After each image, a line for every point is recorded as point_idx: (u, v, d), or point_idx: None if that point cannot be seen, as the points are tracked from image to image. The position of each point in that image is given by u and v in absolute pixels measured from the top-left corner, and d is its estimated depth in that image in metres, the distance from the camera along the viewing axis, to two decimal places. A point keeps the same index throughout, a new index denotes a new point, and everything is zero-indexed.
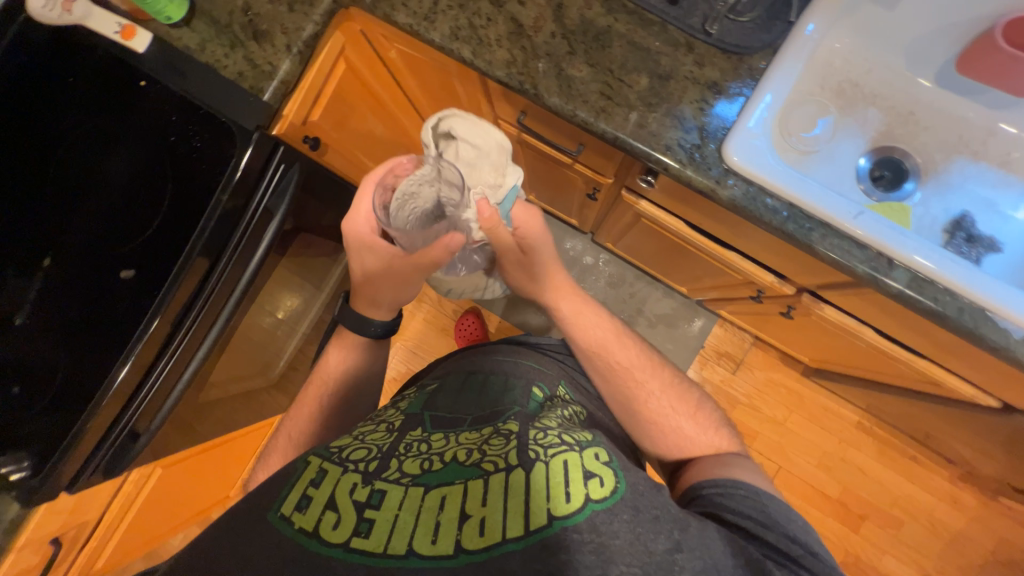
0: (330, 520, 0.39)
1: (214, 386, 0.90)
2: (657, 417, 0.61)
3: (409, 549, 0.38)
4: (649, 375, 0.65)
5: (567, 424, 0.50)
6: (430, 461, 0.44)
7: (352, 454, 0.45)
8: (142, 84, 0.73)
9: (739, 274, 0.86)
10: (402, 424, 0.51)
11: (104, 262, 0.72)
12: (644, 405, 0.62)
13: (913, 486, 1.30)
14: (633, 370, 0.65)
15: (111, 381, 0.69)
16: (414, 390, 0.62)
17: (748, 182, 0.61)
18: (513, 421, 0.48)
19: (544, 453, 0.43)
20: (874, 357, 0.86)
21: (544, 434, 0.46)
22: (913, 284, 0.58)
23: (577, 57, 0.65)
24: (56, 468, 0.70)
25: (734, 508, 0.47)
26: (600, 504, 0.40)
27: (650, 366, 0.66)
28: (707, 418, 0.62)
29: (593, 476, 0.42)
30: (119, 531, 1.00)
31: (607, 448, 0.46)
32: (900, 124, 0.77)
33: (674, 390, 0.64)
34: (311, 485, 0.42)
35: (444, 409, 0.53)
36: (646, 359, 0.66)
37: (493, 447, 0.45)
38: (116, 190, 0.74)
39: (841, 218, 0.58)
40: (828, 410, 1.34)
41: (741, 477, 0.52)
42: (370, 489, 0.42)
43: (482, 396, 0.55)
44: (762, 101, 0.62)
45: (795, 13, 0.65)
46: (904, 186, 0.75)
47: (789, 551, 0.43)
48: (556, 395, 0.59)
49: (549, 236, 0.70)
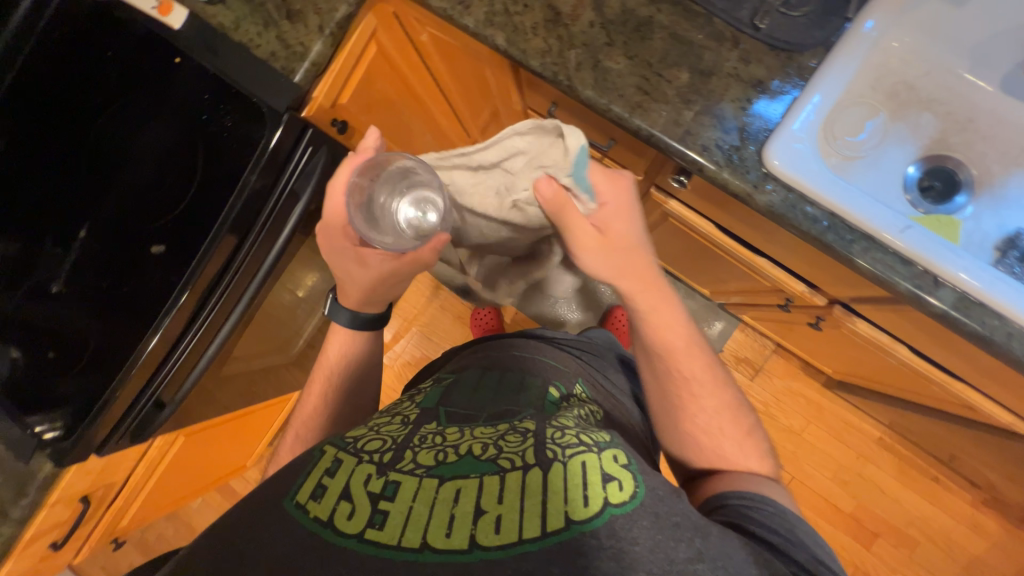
0: (345, 510, 0.40)
1: (237, 362, 0.92)
2: (697, 434, 0.59)
3: (423, 543, 0.38)
4: (709, 393, 0.59)
5: (584, 423, 0.49)
6: (444, 454, 0.44)
7: (367, 445, 0.46)
8: (176, 60, 0.73)
9: (769, 281, 0.83)
10: (417, 417, 0.51)
11: (135, 236, 0.74)
12: (690, 418, 0.59)
13: (933, 507, 1.26)
14: (693, 384, 0.59)
15: (140, 352, 0.71)
16: (429, 383, 0.61)
17: (788, 189, 0.58)
18: (530, 420, 0.48)
19: (562, 453, 0.43)
20: (904, 375, 0.82)
21: (561, 433, 0.45)
22: (960, 305, 0.55)
23: (615, 48, 0.63)
24: (86, 432, 0.73)
25: (761, 522, 0.46)
26: (618, 509, 0.39)
27: (713, 385, 0.60)
28: (752, 444, 0.58)
29: (611, 479, 0.41)
30: (143, 493, 1.05)
31: (626, 450, 0.45)
32: (955, 132, 0.72)
33: (728, 413, 0.59)
34: (326, 474, 0.42)
35: (459, 404, 0.53)
36: (711, 375, 0.60)
37: (509, 444, 0.44)
38: (148, 165, 0.74)
39: (885, 231, 0.55)
40: (849, 424, 1.30)
41: (771, 494, 0.50)
42: (385, 480, 0.42)
43: (499, 393, 0.55)
44: (809, 102, 0.58)
45: (853, 10, 0.61)
46: (955, 199, 0.71)
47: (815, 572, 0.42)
48: (573, 394, 0.58)
49: (638, 223, 0.62)
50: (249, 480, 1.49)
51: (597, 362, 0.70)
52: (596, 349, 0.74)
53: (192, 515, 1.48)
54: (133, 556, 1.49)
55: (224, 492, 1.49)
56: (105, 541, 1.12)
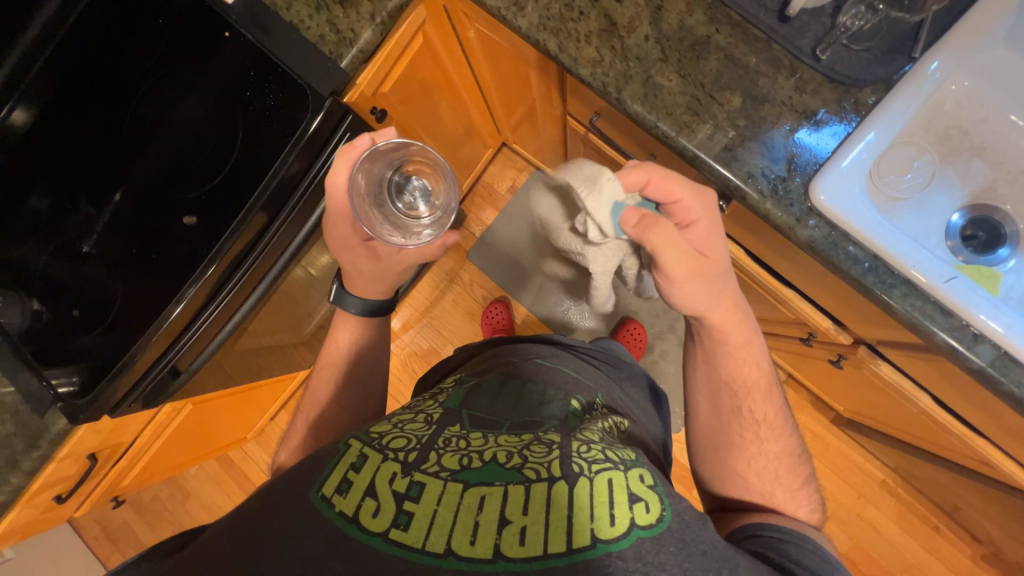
0: (370, 507, 0.40)
1: (251, 336, 0.93)
2: (753, 475, 0.60)
3: (447, 549, 0.38)
4: (774, 437, 0.61)
5: (608, 438, 0.49)
6: (469, 458, 0.44)
7: (392, 442, 0.45)
8: (226, 35, 0.73)
9: (793, 313, 0.81)
10: (439, 418, 0.51)
11: (168, 205, 0.74)
12: (746, 459, 0.61)
13: (929, 556, 1.24)
14: (763, 426, 0.61)
15: (163, 319, 0.72)
16: (452, 383, 0.61)
17: (831, 226, 0.57)
18: (555, 432, 0.48)
19: (588, 468, 0.42)
20: (922, 422, 0.81)
21: (587, 447, 0.45)
22: (997, 363, 0.54)
23: (669, 65, 0.62)
24: (101, 393, 0.74)
25: (799, 558, 0.48)
26: (644, 531, 0.39)
27: (779, 429, 0.62)
28: (799, 489, 0.59)
29: (638, 499, 0.41)
30: (147, 455, 1.06)
31: (651, 471, 0.45)
32: (1006, 182, 0.70)
33: (786, 459, 0.61)
34: (352, 468, 0.43)
35: (482, 409, 0.53)
36: (779, 418, 0.62)
37: (534, 455, 0.44)
38: (187, 135, 0.75)
39: (931, 281, 0.54)
40: (853, 462, 1.28)
41: (810, 536, 0.52)
42: (409, 480, 0.41)
43: (522, 402, 0.54)
44: (862, 140, 0.57)
45: (920, 50, 0.60)
46: (998, 251, 0.69)
47: None
48: (595, 406, 0.57)
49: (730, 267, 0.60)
50: (247, 452, 1.50)
51: (617, 375, 0.69)
52: (616, 361, 0.72)
53: (188, 480, 1.50)
54: (127, 513, 1.51)
55: (221, 461, 1.51)
56: (105, 498, 1.14)
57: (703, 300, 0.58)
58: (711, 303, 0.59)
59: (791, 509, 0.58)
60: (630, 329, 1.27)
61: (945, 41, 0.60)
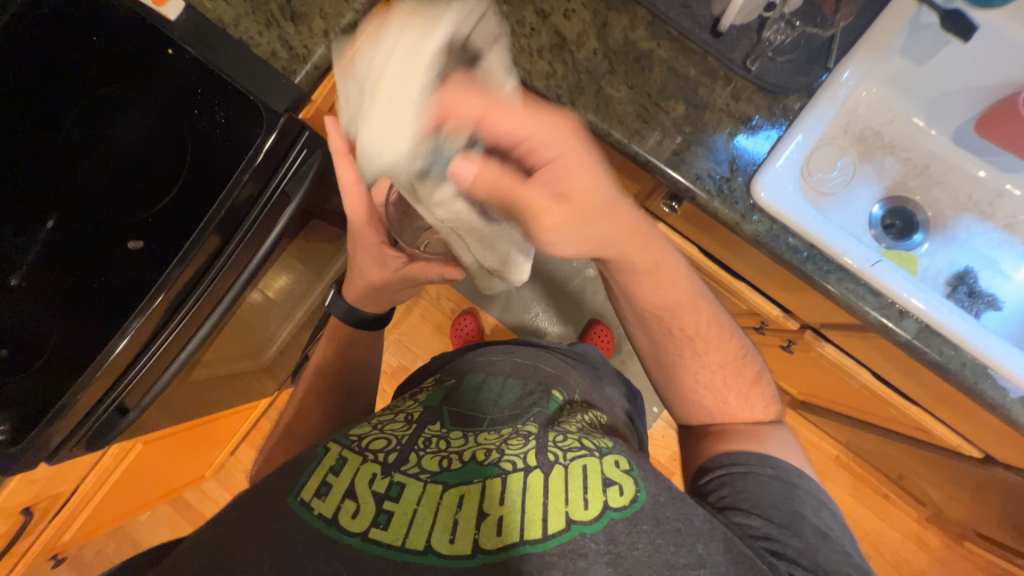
0: (350, 508, 0.40)
1: (207, 367, 0.88)
2: (705, 390, 0.63)
3: (427, 546, 0.38)
4: (714, 347, 0.62)
5: (586, 429, 0.51)
6: (448, 460, 0.44)
7: (371, 444, 0.45)
8: (169, 51, 0.69)
9: (745, 303, 0.87)
10: (419, 416, 0.51)
11: (111, 230, 0.70)
12: (695, 375, 0.63)
13: (882, 523, 1.34)
14: (700, 344, 0.62)
15: (106, 354, 0.67)
16: (432, 383, 0.61)
17: (772, 220, 0.62)
18: (533, 424, 0.50)
19: (563, 456, 0.44)
20: (864, 397, 0.88)
21: (563, 437, 0.47)
22: (921, 334, 0.60)
23: (617, 77, 0.66)
24: (32, 440, 0.67)
25: (753, 489, 0.52)
26: (618, 513, 0.41)
27: (719, 338, 0.63)
28: (757, 392, 0.63)
29: (612, 483, 0.42)
30: (90, 505, 0.97)
31: (627, 456, 0.46)
32: (914, 176, 0.79)
33: (732, 363, 0.63)
34: (331, 472, 0.42)
35: (460, 406, 0.53)
36: (715, 328, 0.63)
37: (512, 448, 0.46)
38: (131, 157, 0.71)
39: (860, 264, 0.60)
40: (809, 441, 1.37)
41: (768, 457, 0.56)
42: (389, 481, 0.42)
43: (502, 397, 0.56)
44: (793, 141, 0.63)
45: (833, 61, 0.67)
46: (912, 238, 0.78)
47: (802, 528, 0.49)
48: (573, 399, 0.59)
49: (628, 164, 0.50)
50: (205, 493, 1.40)
51: (593, 372, 0.70)
52: (587, 358, 0.74)
53: (139, 529, 1.38)
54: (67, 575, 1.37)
55: (176, 505, 1.40)
56: (42, 558, 1.03)
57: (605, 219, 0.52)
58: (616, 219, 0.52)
59: (747, 410, 0.62)
60: (597, 330, 1.31)
61: (856, 53, 0.66)
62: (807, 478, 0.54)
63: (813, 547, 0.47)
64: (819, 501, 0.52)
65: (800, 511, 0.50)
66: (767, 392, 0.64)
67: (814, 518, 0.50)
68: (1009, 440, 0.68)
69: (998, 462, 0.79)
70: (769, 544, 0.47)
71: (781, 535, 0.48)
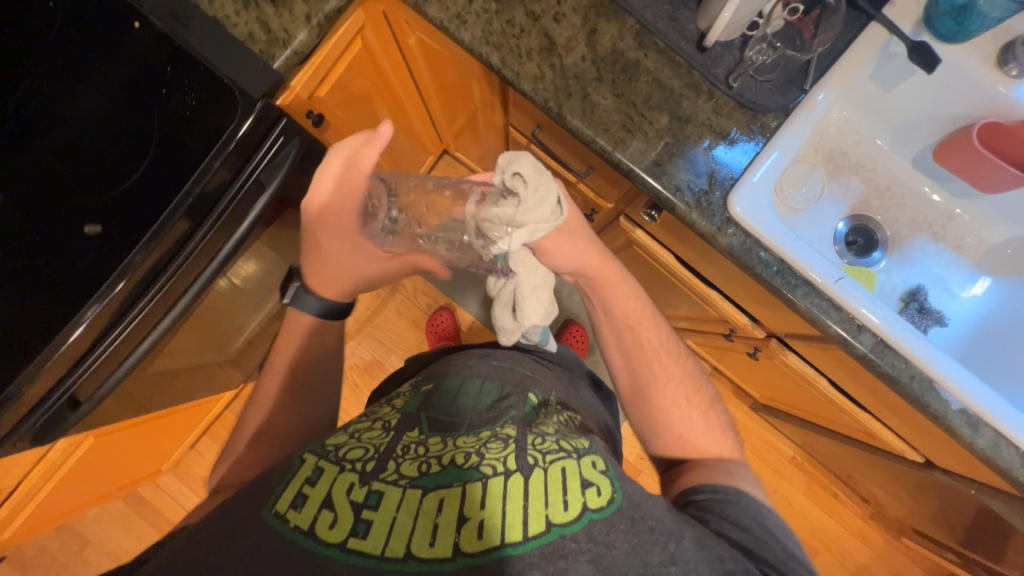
0: (327, 519, 0.40)
1: (170, 356, 0.84)
2: (672, 407, 0.63)
3: (407, 553, 0.38)
4: (671, 361, 0.66)
5: (563, 430, 0.51)
6: (428, 464, 0.45)
7: (349, 453, 0.45)
8: (135, 25, 0.66)
9: (717, 311, 0.90)
10: (398, 423, 0.51)
11: (61, 213, 0.63)
12: (659, 388, 0.64)
13: (831, 520, 1.41)
14: (659, 356, 0.66)
15: (59, 342, 0.62)
16: (408, 388, 0.61)
17: (746, 234, 0.65)
18: (511, 426, 0.50)
19: (542, 459, 0.45)
20: (821, 403, 0.93)
21: (542, 439, 0.48)
22: (876, 349, 0.64)
23: (604, 85, 0.66)
24: None
25: (732, 518, 0.50)
26: (597, 513, 0.41)
27: (673, 353, 0.67)
28: (716, 417, 0.64)
29: (590, 484, 0.43)
30: (35, 501, 0.91)
31: (604, 457, 0.48)
32: (877, 197, 0.83)
33: (691, 381, 0.66)
34: (307, 483, 0.42)
35: (439, 412, 0.53)
36: (670, 344, 0.68)
37: (492, 451, 0.46)
38: (86, 133, 0.65)
39: (826, 281, 0.63)
40: (768, 443, 1.43)
41: (742, 485, 0.55)
42: (367, 489, 0.41)
43: (478, 403, 0.55)
44: (769, 158, 0.65)
45: (810, 83, 0.69)
46: (873, 254, 0.82)
47: (784, 570, 0.46)
48: (550, 401, 0.59)
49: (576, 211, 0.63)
50: (162, 488, 1.34)
51: (569, 376, 0.71)
52: (567, 363, 0.74)
53: (87, 525, 1.31)
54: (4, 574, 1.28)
55: (129, 501, 1.33)
56: None
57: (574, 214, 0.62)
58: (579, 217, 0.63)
59: (707, 436, 0.62)
60: (572, 332, 1.32)
61: (831, 77, 0.69)
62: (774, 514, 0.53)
63: None
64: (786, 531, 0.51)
65: (775, 535, 0.49)
66: (724, 421, 0.65)
67: (786, 542, 0.49)
68: (948, 447, 0.73)
69: (936, 466, 0.85)
70: (750, 554, 0.47)
71: (758, 547, 0.48)
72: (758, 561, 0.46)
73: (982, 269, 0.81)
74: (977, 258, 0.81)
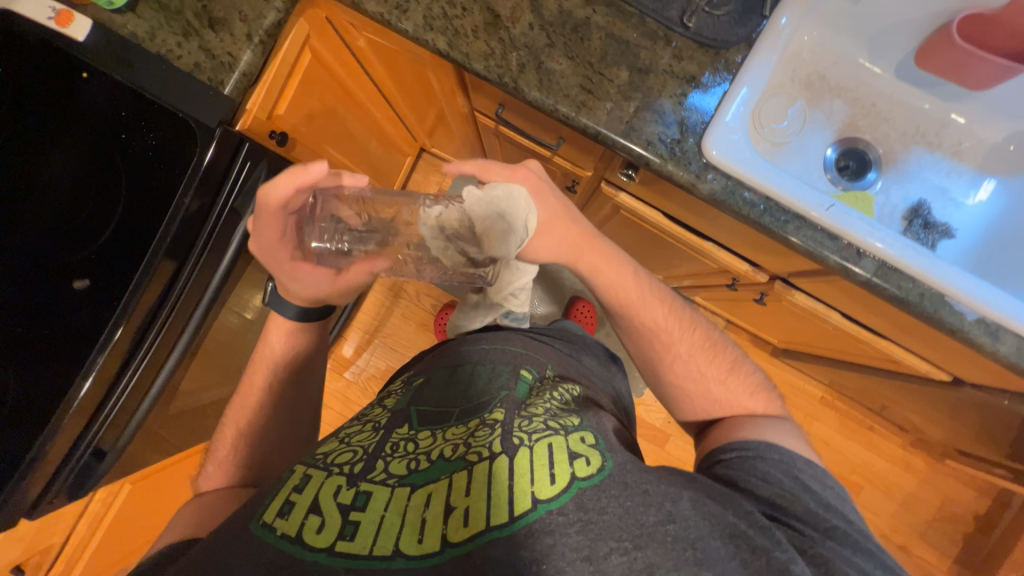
0: (314, 524, 0.41)
1: (188, 395, 0.85)
2: (686, 382, 0.62)
3: (394, 550, 0.39)
4: (680, 337, 0.63)
5: (554, 407, 0.51)
6: (416, 462, 0.46)
7: (337, 459, 0.48)
8: (84, 75, 0.66)
9: (715, 262, 0.87)
10: (388, 422, 0.53)
11: (47, 273, 0.63)
12: (670, 368, 0.63)
13: (871, 454, 1.39)
14: (664, 334, 0.63)
15: (73, 396, 0.63)
16: (399, 384, 0.63)
17: (727, 176, 0.62)
18: (499, 410, 0.50)
19: (528, 438, 0.46)
20: (838, 338, 0.91)
21: (529, 421, 0.48)
22: (880, 272, 0.62)
23: (556, 50, 0.64)
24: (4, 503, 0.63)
25: (764, 471, 0.50)
26: (586, 481, 0.42)
27: (681, 328, 0.63)
28: (740, 383, 0.61)
29: (578, 455, 0.44)
30: (86, 552, 0.95)
31: (592, 430, 0.48)
32: (863, 116, 0.80)
33: (706, 351, 0.63)
34: (294, 491, 0.44)
35: (431, 403, 0.54)
36: (678, 316, 0.64)
37: (478, 439, 0.46)
38: (57, 192, 0.65)
39: (815, 212, 0.61)
40: (795, 387, 1.41)
41: (777, 439, 0.54)
42: (355, 490, 0.43)
43: (468, 389, 0.55)
44: (738, 95, 0.63)
45: (769, 9, 0.66)
46: (866, 177, 0.78)
47: (816, 523, 0.46)
48: (544, 376, 0.59)
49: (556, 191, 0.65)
50: None
51: (570, 348, 0.69)
52: (568, 336, 0.73)
53: None
54: None
55: None
56: None
57: (550, 214, 0.64)
58: (558, 212, 0.64)
59: (730, 400, 0.60)
60: (579, 308, 1.31)
61: None
62: (812, 463, 0.51)
63: (820, 535, 0.45)
64: (824, 484, 0.50)
65: (810, 486, 0.49)
66: (752, 379, 0.62)
67: (823, 493, 0.49)
68: (971, 360, 0.71)
69: (965, 382, 0.83)
70: (774, 510, 0.47)
71: (788, 501, 0.47)
72: (786, 516, 0.46)
73: (986, 172, 0.77)
74: (978, 161, 0.78)
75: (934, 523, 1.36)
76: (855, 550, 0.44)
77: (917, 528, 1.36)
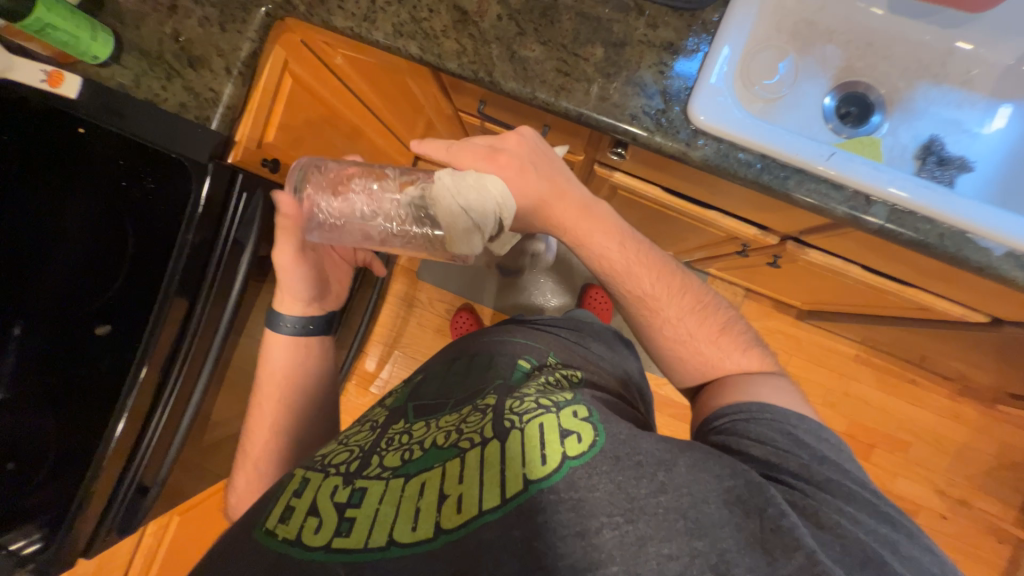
0: (312, 524, 0.44)
1: (222, 425, 0.88)
2: (676, 346, 0.60)
3: (389, 541, 0.41)
4: (669, 299, 0.61)
5: (547, 387, 0.51)
6: (410, 451, 0.48)
7: (334, 460, 0.51)
8: (81, 131, 0.68)
9: (722, 230, 0.85)
10: (385, 420, 0.55)
11: (76, 322, 0.68)
12: (660, 333, 0.61)
13: (916, 408, 1.33)
14: (652, 300, 0.61)
15: (109, 439, 0.65)
16: (401, 385, 0.64)
17: (718, 140, 0.60)
18: (492, 395, 0.50)
19: (519, 419, 0.46)
20: (862, 292, 0.87)
21: (521, 402, 0.48)
22: (893, 218, 0.58)
23: (528, 37, 0.63)
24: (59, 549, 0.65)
25: (754, 433, 0.48)
26: (577, 459, 0.42)
27: (669, 290, 0.61)
28: (734, 341, 0.59)
29: (570, 433, 0.44)
30: None
31: (586, 404, 0.48)
32: (859, 58, 0.76)
33: (696, 312, 0.61)
34: (294, 495, 0.47)
35: (426, 397, 0.56)
36: (667, 279, 0.62)
37: (470, 425, 0.48)
38: (76, 245, 0.69)
39: (813, 162, 0.58)
40: (827, 348, 1.36)
41: (770, 400, 0.51)
42: (351, 488, 0.46)
43: (463, 380, 0.57)
44: (721, 55, 0.61)
45: None
46: (872, 119, 0.75)
47: (809, 476, 0.44)
48: (545, 363, 0.58)
49: (538, 165, 0.60)
50: None
51: (578, 336, 0.68)
52: (574, 324, 0.71)
53: None
54: None
55: None
56: None
57: (533, 190, 0.59)
58: (543, 189, 0.60)
59: (724, 360, 0.58)
60: (592, 295, 1.31)
61: None
62: (805, 418, 0.49)
63: (821, 491, 0.43)
64: (820, 438, 0.48)
65: (806, 442, 0.47)
66: (744, 337, 0.60)
67: (821, 447, 0.47)
68: (1004, 297, 0.67)
69: (1007, 321, 0.78)
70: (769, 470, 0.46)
71: (780, 459, 0.46)
72: (779, 474, 0.45)
73: (1000, 98, 0.72)
74: (990, 88, 0.73)
75: (993, 473, 1.30)
76: (854, 500, 0.43)
77: (976, 480, 1.30)
